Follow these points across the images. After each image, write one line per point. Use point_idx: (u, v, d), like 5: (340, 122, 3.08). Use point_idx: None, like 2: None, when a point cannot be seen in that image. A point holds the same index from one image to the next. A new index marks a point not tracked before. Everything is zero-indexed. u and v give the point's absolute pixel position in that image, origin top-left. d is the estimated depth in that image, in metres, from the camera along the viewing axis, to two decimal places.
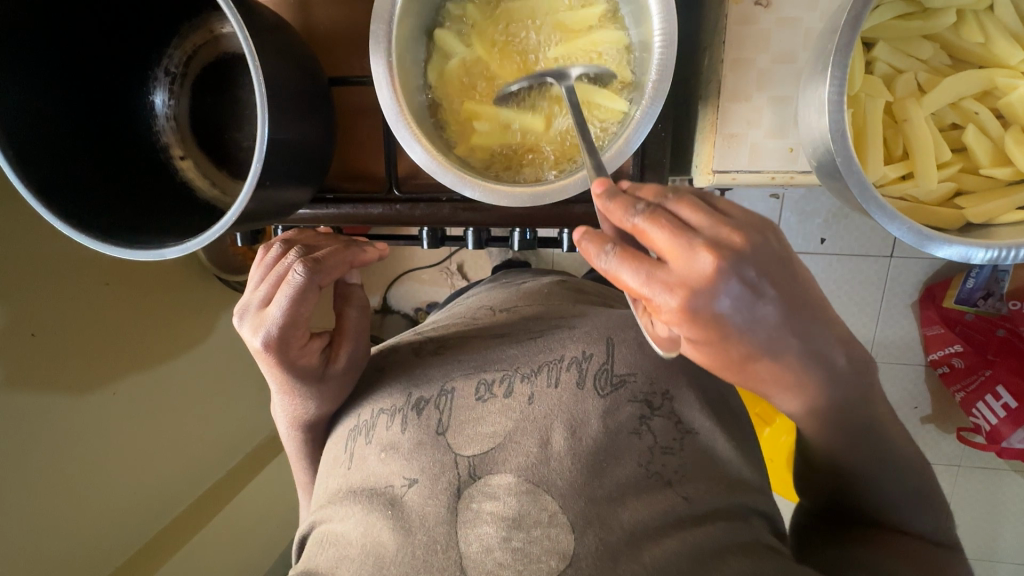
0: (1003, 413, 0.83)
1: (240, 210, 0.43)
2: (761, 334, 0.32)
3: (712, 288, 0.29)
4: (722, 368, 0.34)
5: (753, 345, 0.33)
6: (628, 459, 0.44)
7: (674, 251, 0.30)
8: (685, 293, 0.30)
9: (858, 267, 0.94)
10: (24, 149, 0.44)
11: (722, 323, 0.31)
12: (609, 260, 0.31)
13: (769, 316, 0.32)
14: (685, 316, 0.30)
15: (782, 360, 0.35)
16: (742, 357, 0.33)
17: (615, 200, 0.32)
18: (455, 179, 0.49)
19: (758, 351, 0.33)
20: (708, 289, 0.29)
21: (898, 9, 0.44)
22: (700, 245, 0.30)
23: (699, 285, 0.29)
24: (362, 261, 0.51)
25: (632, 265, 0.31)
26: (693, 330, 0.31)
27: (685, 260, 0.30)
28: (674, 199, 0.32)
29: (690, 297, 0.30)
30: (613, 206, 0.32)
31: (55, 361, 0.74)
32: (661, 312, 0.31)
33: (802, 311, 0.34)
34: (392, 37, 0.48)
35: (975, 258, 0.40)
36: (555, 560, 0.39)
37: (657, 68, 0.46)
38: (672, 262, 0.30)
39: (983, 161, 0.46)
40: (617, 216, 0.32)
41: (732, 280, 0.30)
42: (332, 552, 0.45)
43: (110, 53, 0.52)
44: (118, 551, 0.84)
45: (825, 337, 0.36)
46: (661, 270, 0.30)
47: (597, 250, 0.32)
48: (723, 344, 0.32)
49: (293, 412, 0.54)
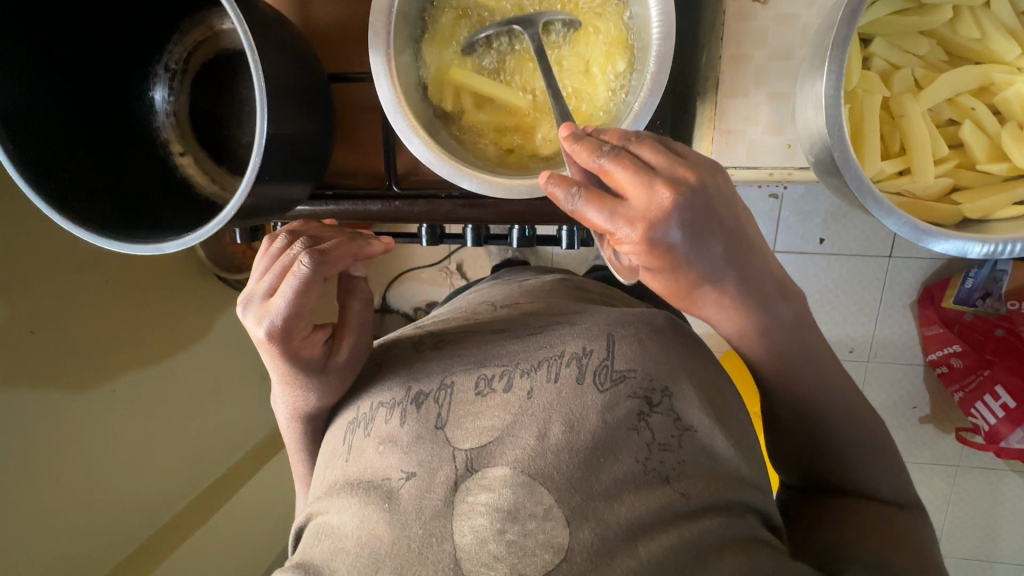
0: (1002, 413, 0.82)
1: (239, 203, 0.43)
2: (704, 263, 0.36)
3: (667, 221, 0.33)
4: (669, 294, 0.39)
5: (698, 272, 0.37)
6: (626, 454, 0.44)
7: (635, 188, 0.33)
8: (644, 226, 0.33)
9: (857, 266, 0.94)
10: (23, 144, 0.44)
11: (674, 251, 0.34)
12: (575, 201, 0.34)
13: (713, 247, 0.36)
14: (642, 246, 0.34)
15: (722, 287, 0.39)
16: (688, 284, 0.37)
17: (581, 142, 0.34)
18: (454, 172, 0.49)
19: (701, 278, 0.37)
20: (663, 222, 0.33)
21: (894, 5, 0.44)
22: (658, 182, 0.33)
23: (657, 219, 0.33)
24: (367, 254, 0.51)
25: (597, 204, 0.33)
26: (648, 258, 0.35)
27: (644, 195, 0.33)
28: (633, 141, 0.35)
29: (649, 229, 0.33)
30: (579, 148, 0.34)
31: (54, 359, 0.74)
32: (623, 244, 0.34)
33: (738, 246, 0.38)
34: (391, 32, 0.48)
35: (971, 253, 0.40)
36: (549, 555, 0.39)
37: (655, 62, 0.47)
38: (632, 199, 0.33)
39: (980, 157, 0.46)
40: (583, 158, 0.34)
41: (685, 214, 0.33)
42: (327, 544, 0.45)
43: (109, 50, 0.52)
44: (116, 549, 0.84)
45: (760, 266, 0.41)
46: (624, 207, 0.33)
47: (563, 193, 0.34)
48: (674, 270, 0.36)
49: (294, 404, 0.54)
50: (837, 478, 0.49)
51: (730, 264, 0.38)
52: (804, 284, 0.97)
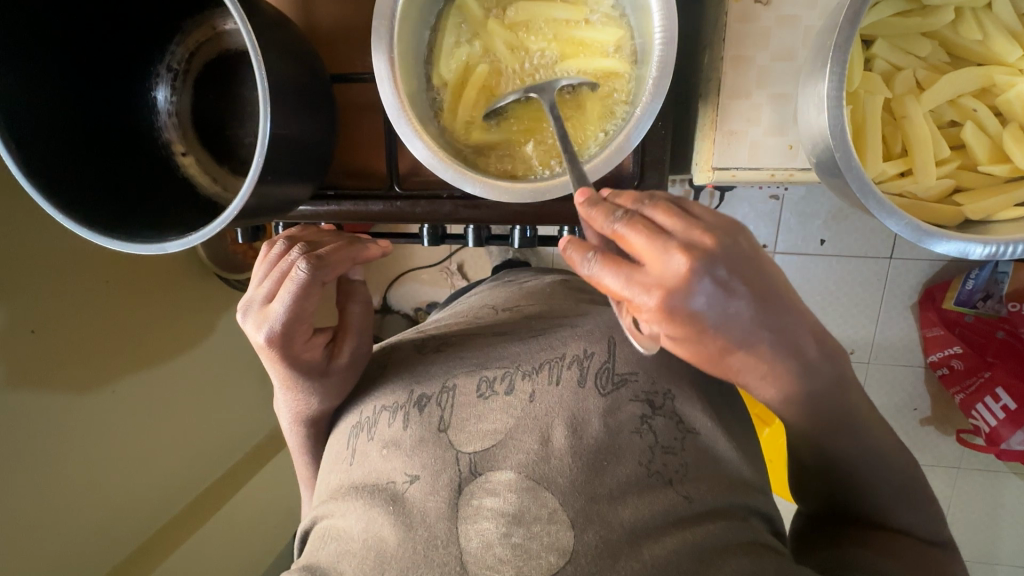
0: (1002, 415, 0.82)
1: (240, 205, 0.43)
2: (737, 333, 0.33)
3: (689, 289, 0.30)
4: (699, 364, 0.35)
5: (730, 343, 0.33)
6: (628, 457, 0.44)
7: (653, 255, 0.30)
8: (663, 293, 0.30)
9: (858, 268, 0.94)
10: (26, 142, 0.44)
11: (700, 321, 0.31)
12: (591, 266, 0.32)
13: (744, 314, 0.32)
14: (663, 315, 0.31)
15: (759, 356, 0.35)
16: (722, 354, 0.34)
17: (597, 208, 0.32)
18: (456, 174, 0.49)
19: (735, 348, 0.34)
20: (684, 289, 0.30)
21: (897, 7, 0.44)
22: (675, 247, 0.30)
23: (677, 287, 0.30)
24: (365, 258, 0.51)
25: (613, 269, 0.31)
26: (672, 328, 0.32)
27: (660, 262, 0.30)
28: (653, 204, 0.33)
29: (669, 298, 0.30)
30: (594, 213, 0.32)
31: (54, 359, 0.74)
32: (642, 313, 0.31)
33: (777, 307, 0.34)
34: (394, 32, 0.48)
35: (973, 254, 0.40)
36: (555, 556, 0.39)
37: (658, 63, 0.47)
38: (649, 265, 0.30)
39: (982, 158, 0.46)
40: (598, 223, 0.32)
41: (710, 282, 0.30)
42: (332, 547, 0.45)
43: (111, 49, 0.52)
44: (116, 549, 0.84)
45: (801, 330, 0.37)
46: (639, 272, 0.31)
47: (580, 258, 0.32)
48: (700, 341, 0.32)
49: (295, 408, 0.54)
50: (838, 481, 0.49)
51: (768, 328, 0.35)
52: (804, 285, 0.97)
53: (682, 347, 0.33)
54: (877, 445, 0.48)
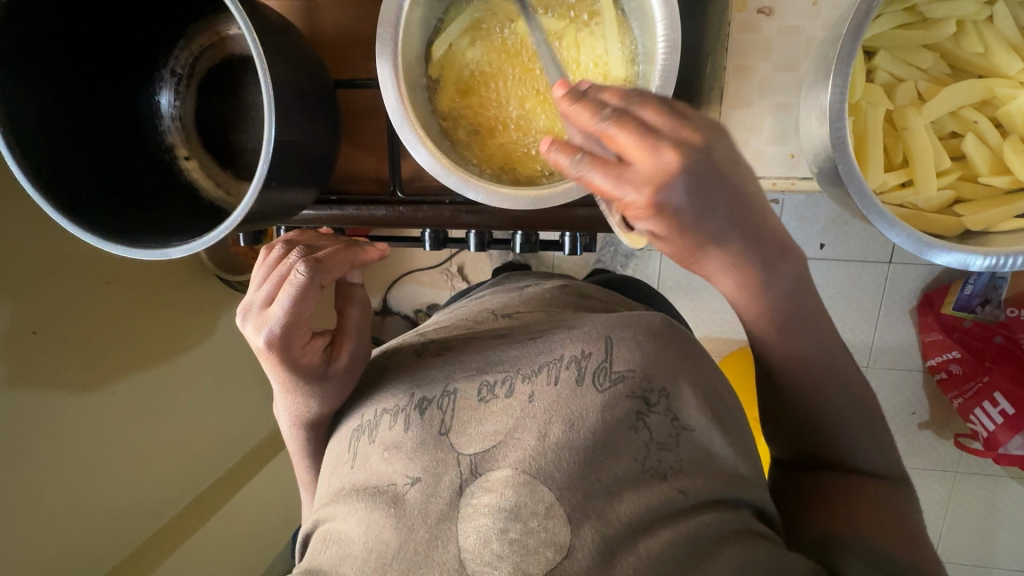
0: (1000, 419, 0.82)
1: (246, 210, 0.43)
2: (711, 226, 0.34)
3: (677, 184, 0.31)
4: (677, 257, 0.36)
5: (711, 243, 0.35)
6: (625, 454, 0.45)
7: (640, 153, 0.31)
8: (652, 191, 0.31)
9: (856, 273, 0.95)
10: (30, 148, 0.45)
11: (681, 213, 0.32)
12: (580, 167, 0.32)
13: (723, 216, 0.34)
14: (653, 212, 0.32)
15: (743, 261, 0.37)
16: (700, 256, 0.36)
17: (579, 103, 0.32)
18: (459, 181, 0.50)
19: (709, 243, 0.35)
20: (671, 187, 0.31)
21: (898, 19, 0.45)
22: (664, 146, 0.31)
23: (665, 186, 0.31)
24: (362, 261, 0.51)
25: (602, 170, 0.32)
26: (659, 227, 0.33)
27: (650, 160, 0.31)
28: (639, 99, 0.32)
29: (656, 197, 0.31)
30: (578, 109, 0.32)
31: (56, 360, 0.74)
32: (631, 210, 0.32)
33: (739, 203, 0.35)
34: (399, 39, 0.48)
35: (974, 265, 0.40)
36: (553, 553, 0.39)
37: (660, 72, 0.47)
38: (637, 163, 0.31)
39: (983, 170, 0.47)
40: (584, 120, 0.32)
41: (694, 179, 0.31)
42: (335, 550, 0.45)
43: (116, 54, 0.52)
44: (116, 549, 0.84)
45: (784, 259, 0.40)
46: (629, 172, 0.31)
47: (568, 159, 0.33)
48: (684, 240, 0.34)
49: (295, 411, 0.55)
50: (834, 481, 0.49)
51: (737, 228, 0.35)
52: None
53: (666, 242, 0.35)
54: (875, 450, 0.48)
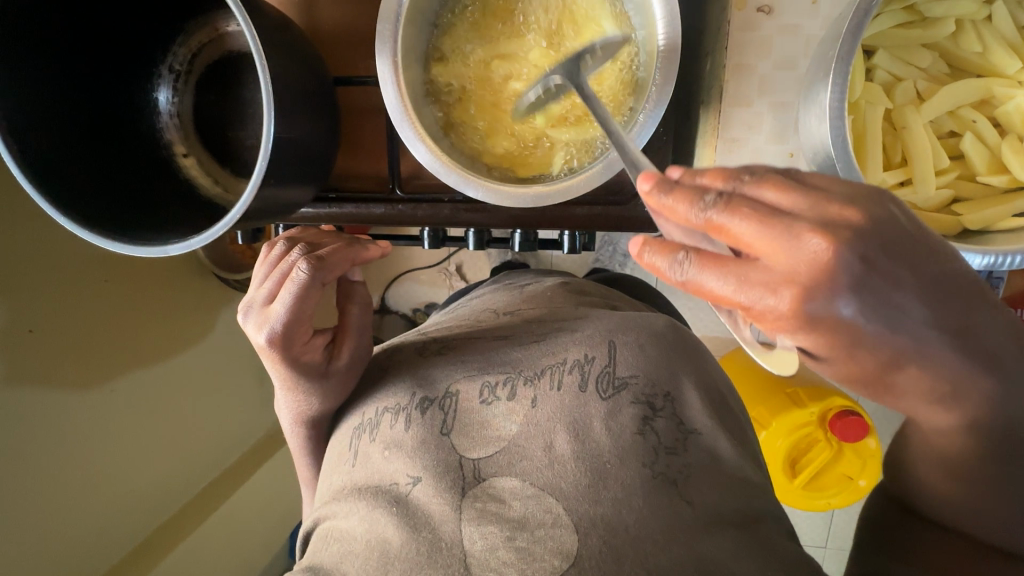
0: None
1: (245, 208, 0.43)
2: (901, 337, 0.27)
3: (834, 285, 0.24)
4: (850, 378, 0.28)
5: (894, 349, 0.27)
6: (633, 461, 0.44)
7: (770, 246, 0.25)
8: (795, 292, 0.24)
9: None
10: (29, 144, 0.44)
11: (850, 320, 0.25)
12: (685, 268, 0.27)
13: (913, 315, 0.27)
14: (798, 320, 0.25)
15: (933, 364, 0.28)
16: (881, 366, 0.27)
17: (674, 195, 0.27)
18: (459, 179, 0.50)
19: (895, 354, 0.27)
20: (827, 287, 0.24)
21: (898, 18, 0.45)
22: (803, 230, 0.25)
23: (821, 286, 0.24)
24: (363, 259, 0.51)
25: (717, 270, 0.26)
26: (811, 338, 0.26)
27: (786, 252, 0.25)
28: (749, 179, 0.27)
29: (804, 301, 0.25)
30: (675, 203, 0.27)
31: (54, 358, 0.74)
32: (765, 317, 0.26)
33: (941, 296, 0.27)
34: (398, 36, 0.48)
35: (973, 264, 0.41)
36: (558, 560, 0.39)
37: (660, 72, 0.47)
38: (766, 259, 0.25)
39: (980, 169, 0.47)
40: (682, 214, 0.27)
41: (859, 276, 0.25)
42: (336, 548, 0.45)
43: (115, 51, 0.52)
44: (114, 548, 0.84)
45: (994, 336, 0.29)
46: (756, 270, 0.25)
47: (669, 261, 0.27)
48: (852, 353, 0.27)
49: (296, 408, 0.54)
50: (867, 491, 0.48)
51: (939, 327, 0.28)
52: None
53: (823, 358, 0.27)
54: None
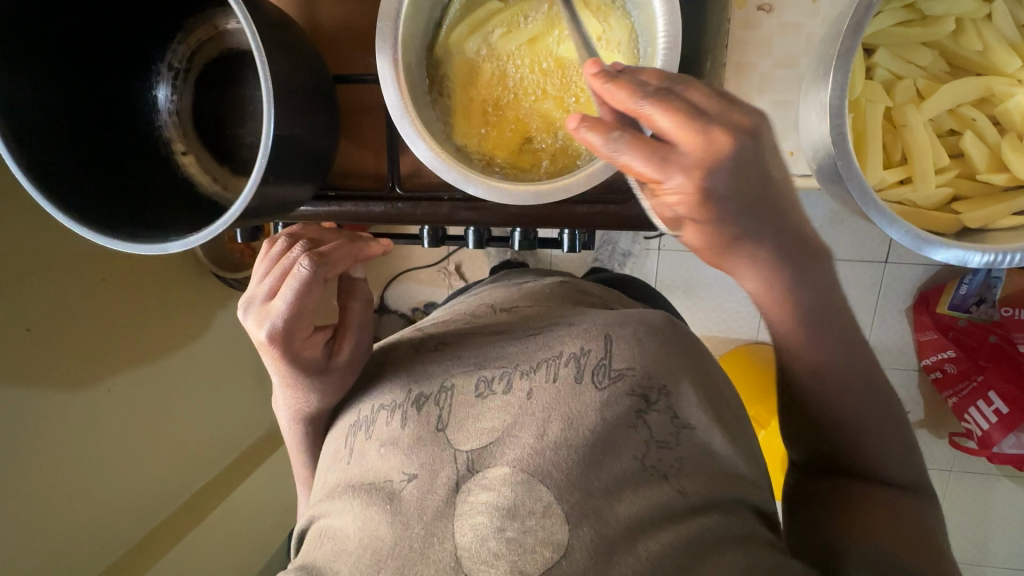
0: (994, 418, 0.84)
1: (244, 205, 0.43)
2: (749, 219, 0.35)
3: (722, 168, 0.32)
4: (709, 250, 0.37)
5: (746, 235, 0.36)
6: (624, 452, 0.45)
7: (686, 135, 0.31)
8: (696, 176, 0.32)
9: (853, 272, 0.96)
10: (26, 140, 0.44)
11: (725, 196, 0.33)
12: (618, 147, 0.31)
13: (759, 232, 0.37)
14: (692, 196, 0.32)
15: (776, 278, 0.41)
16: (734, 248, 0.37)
17: (616, 83, 0.32)
18: (459, 176, 0.50)
19: (745, 243, 0.36)
20: (714, 169, 0.32)
21: (898, 17, 0.46)
22: (712, 128, 0.31)
23: (712, 168, 0.32)
24: (367, 255, 0.52)
25: (642, 150, 0.31)
26: (696, 211, 0.33)
27: (697, 142, 0.31)
28: (676, 82, 0.33)
29: (695, 178, 0.32)
30: (614, 89, 0.32)
31: (50, 355, 0.74)
32: (670, 194, 0.33)
33: (777, 209, 0.36)
34: (399, 34, 0.48)
35: (972, 261, 0.40)
36: (550, 551, 0.39)
37: (660, 68, 0.47)
38: (683, 145, 0.31)
39: (981, 167, 0.47)
40: (621, 100, 0.32)
41: (736, 166, 0.32)
42: (330, 546, 0.45)
43: (112, 48, 0.52)
44: (112, 547, 0.84)
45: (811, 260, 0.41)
46: (673, 153, 0.32)
47: (603, 137, 0.31)
48: (722, 230, 0.35)
49: (294, 405, 0.54)
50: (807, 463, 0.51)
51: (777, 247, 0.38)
52: None
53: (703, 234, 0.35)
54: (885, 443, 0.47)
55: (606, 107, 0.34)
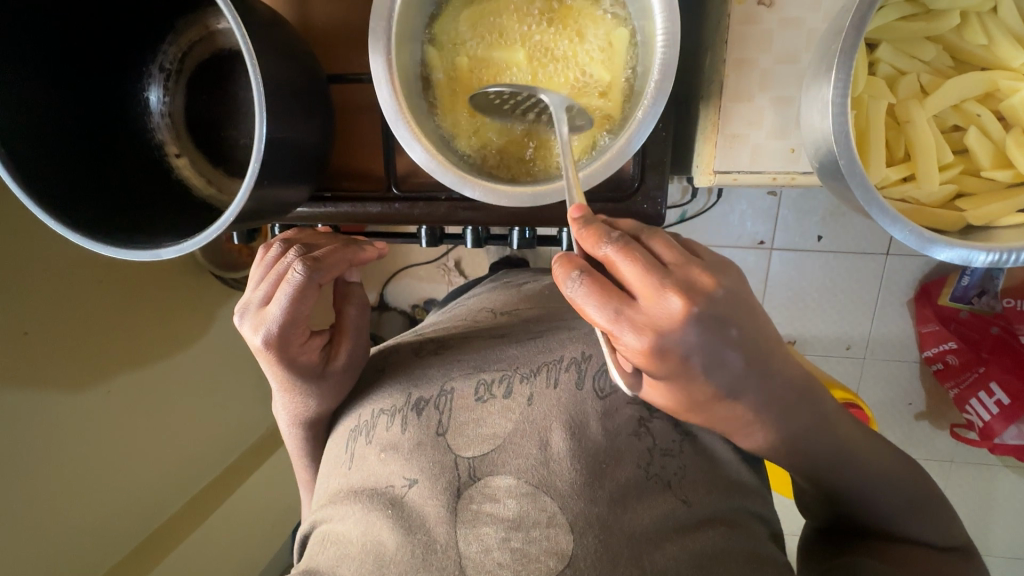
0: (995, 410, 0.84)
1: (238, 210, 0.43)
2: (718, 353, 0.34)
3: (676, 332, 0.31)
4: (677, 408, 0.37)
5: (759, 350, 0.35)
6: (627, 460, 0.44)
7: (645, 291, 0.31)
8: (650, 333, 0.31)
9: (855, 265, 0.95)
10: (16, 148, 0.44)
11: (687, 360, 0.32)
12: (579, 285, 0.31)
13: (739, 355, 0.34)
14: (647, 352, 0.32)
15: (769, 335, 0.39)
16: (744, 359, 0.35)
17: (588, 227, 0.33)
18: (456, 178, 0.49)
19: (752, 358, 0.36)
20: (673, 330, 0.31)
21: (902, 11, 0.44)
22: (669, 287, 0.31)
23: (665, 329, 0.31)
24: (361, 260, 0.51)
25: (602, 294, 0.31)
26: (653, 364, 0.32)
27: (654, 300, 0.31)
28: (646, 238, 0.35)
29: (647, 337, 0.31)
30: (587, 235, 0.33)
31: (48, 359, 0.73)
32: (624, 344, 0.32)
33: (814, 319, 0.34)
34: (392, 33, 0.47)
35: (975, 261, 0.39)
36: (554, 561, 0.39)
37: (659, 67, 0.46)
38: (641, 299, 0.31)
39: (984, 163, 0.46)
40: (590, 245, 0.33)
41: (700, 329, 0.32)
42: (332, 551, 0.45)
43: (102, 49, 0.51)
44: (116, 548, 0.84)
45: None
46: (631, 306, 0.31)
47: (568, 276, 0.32)
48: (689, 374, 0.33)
49: (293, 410, 0.54)
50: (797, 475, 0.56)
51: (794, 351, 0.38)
52: (803, 282, 0.98)
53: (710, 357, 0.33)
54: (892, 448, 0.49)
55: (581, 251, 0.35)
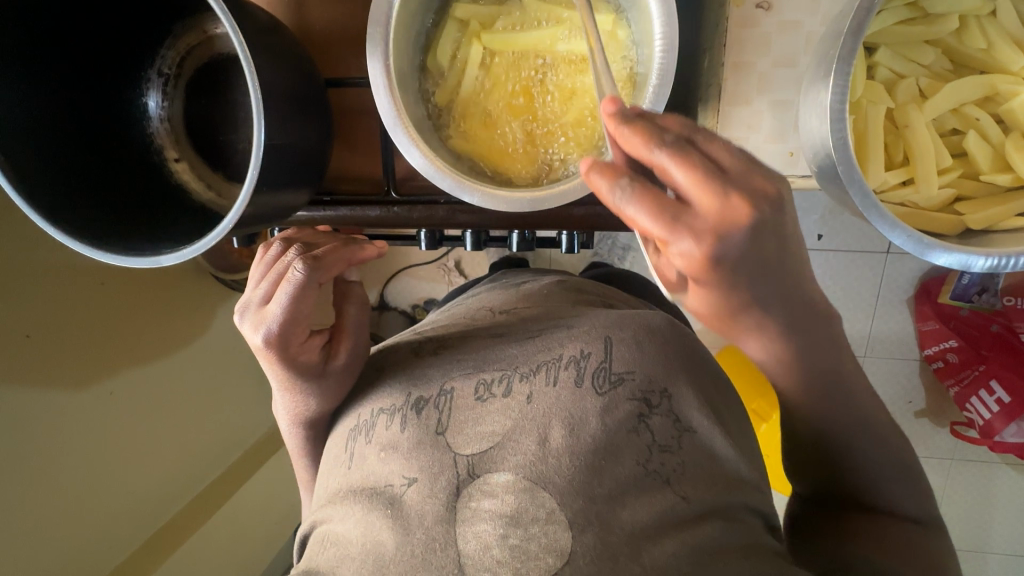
0: (997, 408, 0.84)
1: (239, 214, 0.42)
2: (760, 286, 0.34)
3: (731, 236, 0.30)
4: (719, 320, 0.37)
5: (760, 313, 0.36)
6: (627, 457, 0.44)
7: (700, 194, 0.30)
8: (706, 239, 0.30)
9: (855, 263, 0.95)
10: (17, 156, 0.44)
11: (735, 267, 0.32)
12: (625, 194, 0.30)
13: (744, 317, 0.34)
14: (700, 261, 0.31)
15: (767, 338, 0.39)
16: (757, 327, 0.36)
17: (632, 127, 0.31)
18: (454, 184, 0.49)
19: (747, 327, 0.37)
20: (727, 235, 0.30)
21: (900, 15, 0.44)
22: (731, 192, 0.30)
23: (721, 233, 0.30)
24: (360, 258, 0.50)
25: (649, 202, 0.30)
26: (703, 273, 0.32)
27: (710, 204, 0.30)
28: (699, 135, 0.32)
29: (703, 245, 0.30)
30: (632, 136, 0.31)
31: (51, 361, 0.73)
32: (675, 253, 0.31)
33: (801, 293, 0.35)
34: (390, 39, 0.47)
35: (974, 266, 0.39)
36: (553, 558, 0.39)
37: (658, 71, 0.46)
38: (697, 203, 0.30)
39: (983, 167, 0.46)
40: (637, 147, 0.31)
41: (751, 233, 0.31)
42: (332, 552, 0.45)
43: (102, 56, 0.51)
44: (119, 548, 0.84)
45: None
46: (683, 212, 0.30)
47: (611, 185, 0.31)
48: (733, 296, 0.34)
49: (293, 410, 0.55)
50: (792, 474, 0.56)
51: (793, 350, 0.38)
52: None
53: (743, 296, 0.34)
54: (889, 448, 0.49)
55: (620, 152, 0.33)
